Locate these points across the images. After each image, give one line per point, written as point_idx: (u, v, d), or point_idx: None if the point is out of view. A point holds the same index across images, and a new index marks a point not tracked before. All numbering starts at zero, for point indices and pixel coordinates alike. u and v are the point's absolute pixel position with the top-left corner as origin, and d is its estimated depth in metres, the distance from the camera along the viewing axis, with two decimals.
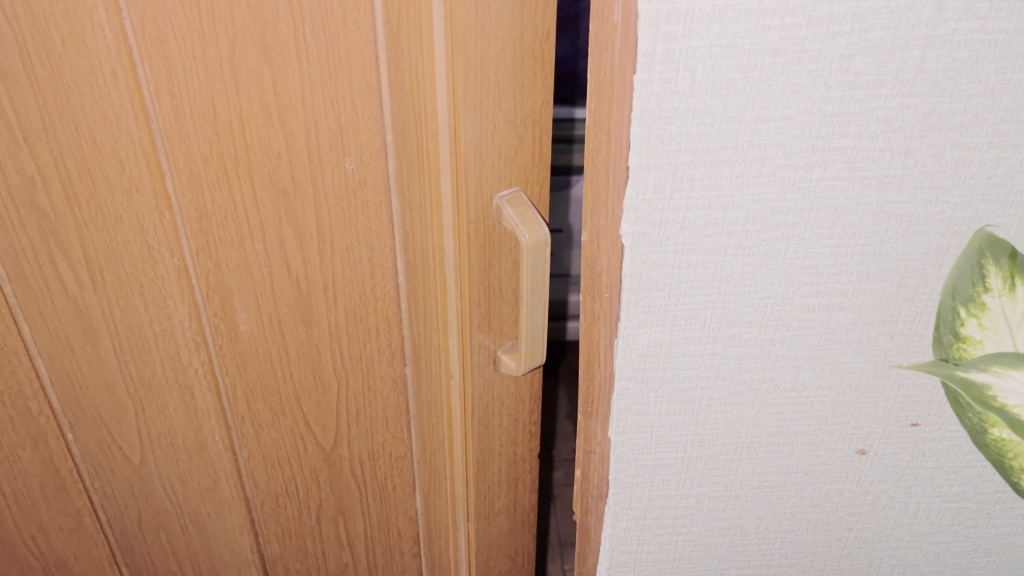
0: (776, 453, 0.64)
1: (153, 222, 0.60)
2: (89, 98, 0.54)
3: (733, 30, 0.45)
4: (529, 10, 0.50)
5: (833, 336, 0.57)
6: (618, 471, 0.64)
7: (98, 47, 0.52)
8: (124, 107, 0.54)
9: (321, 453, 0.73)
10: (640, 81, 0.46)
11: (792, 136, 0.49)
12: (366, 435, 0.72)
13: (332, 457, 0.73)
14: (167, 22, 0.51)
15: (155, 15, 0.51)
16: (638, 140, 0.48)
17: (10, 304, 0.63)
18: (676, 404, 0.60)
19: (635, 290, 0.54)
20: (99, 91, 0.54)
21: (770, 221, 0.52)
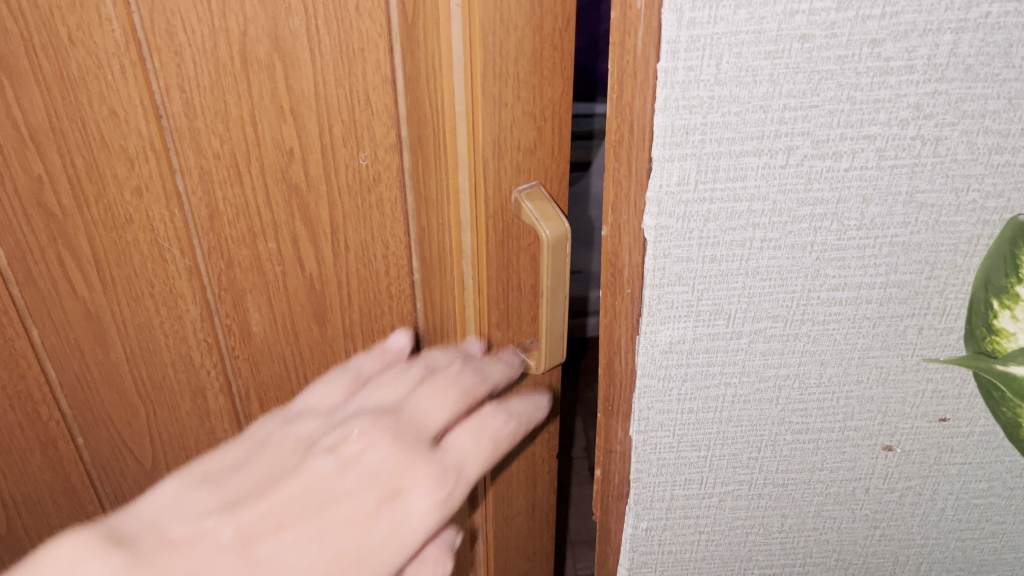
0: (801, 451, 0.63)
1: (163, 221, 0.59)
2: (96, 95, 0.53)
3: (759, 15, 0.43)
4: None
5: (861, 330, 0.56)
6: (639, 470, 0.63)
7: (106, 42, 0.51)
8: (132, 104, 0.53)
9: None
10: (664, 69, 0.45)
11: (821, 124, 0.47)
12: None
13: None
14: (177, 14, 0.50)
15: (165, 8, 0.49)
16: (661, 131, 0.47)
17: (19, 306, 0.63)
18: (699, 401, 0.59)
19: (657, 284, 0.53)
20: (106, 88, 0.52)
21: (796, 213, 0.50)
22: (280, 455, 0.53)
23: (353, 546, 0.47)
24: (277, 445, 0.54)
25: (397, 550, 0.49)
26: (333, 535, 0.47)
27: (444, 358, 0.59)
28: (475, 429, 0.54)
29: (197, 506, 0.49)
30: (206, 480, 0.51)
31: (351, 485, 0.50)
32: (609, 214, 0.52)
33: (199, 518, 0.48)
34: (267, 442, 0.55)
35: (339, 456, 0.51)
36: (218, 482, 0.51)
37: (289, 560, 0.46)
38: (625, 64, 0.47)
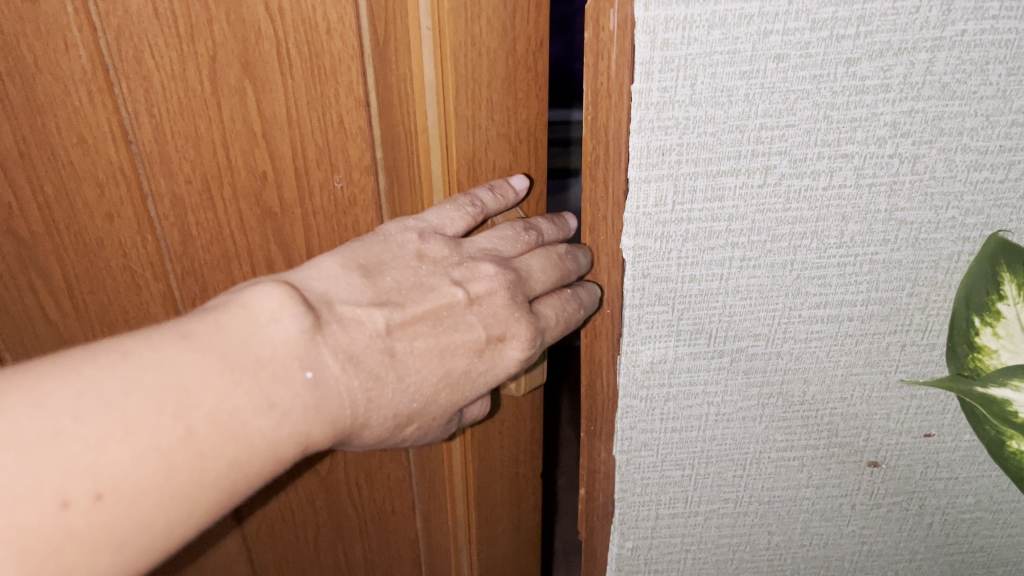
0: (785, 468, 0.62)
1: (136, 247, 0.60)
2: (66, 121, 0.54)
3: (733, 36, 0.43)
4: (521, 19, 0.48)
5: (843, 348, 0.56)
6: (623, 490, 0.62)
7: (73, 67, 0.51)
8: (101, 130, 0.54)
9: (317, 476, 0.73)
10: (639, 90, 0.45)
11: (798, 143, 0.47)
12: (363, 459, 0.70)
13: (328, 481, 0.73)
14: (142, 40, 0.50)
15: (130, 35, 0.50)
16: (637, 152, 0.47)
17: None
18: (683, 421, 0.59)
19: (638, 304, 0.53)
20: (76, 115, 0.53)
21: (775, 232, 0.50)
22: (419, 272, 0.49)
23: (462, 371, 0.49)
24: (408, 249, 0.50)
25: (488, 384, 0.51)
26: (447, 361, 0.48)
27: (550, 229, 0.54)
28: (558, 305, 0.52)
29: (355, 285, 0.47)
30: (362, 263, 0.48)
31: (473, 320, 0.49)
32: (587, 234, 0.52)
33: (361, 300, 0.46)
34: (401, 243, 0.50)
35: (469, 289, 0.48)
36: (372, 270, 0.48)
37: (410, 378, 0.47)
38: (599, 85, 0.46)
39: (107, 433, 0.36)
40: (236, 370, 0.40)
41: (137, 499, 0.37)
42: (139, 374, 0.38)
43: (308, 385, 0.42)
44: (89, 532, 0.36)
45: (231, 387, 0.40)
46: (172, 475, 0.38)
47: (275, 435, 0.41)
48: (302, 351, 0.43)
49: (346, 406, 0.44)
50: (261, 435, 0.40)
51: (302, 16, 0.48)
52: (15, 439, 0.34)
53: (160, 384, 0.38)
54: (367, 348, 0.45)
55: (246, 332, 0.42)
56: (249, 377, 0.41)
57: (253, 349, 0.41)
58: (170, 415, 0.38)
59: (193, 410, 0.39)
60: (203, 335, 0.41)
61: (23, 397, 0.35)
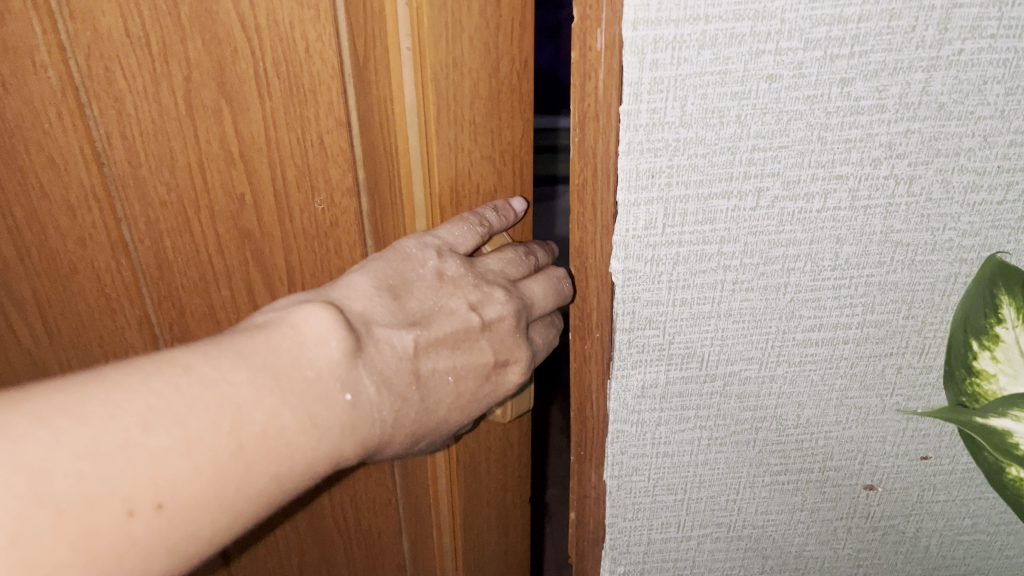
0: (779, 492, 0.61)
1: (110, 271, 0.58)
2: (34, 143, 0.52)
3: (724, 56, 0.42)
4: (504, 39, 0.47)
5: (838, 371, 0.54)
6: (615, 515, 0.61)
7: (41, 88, 0.50)
8: (71, 152, 0.53)
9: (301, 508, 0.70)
10: (627, 111, 0.43)
11: (791, 165, 0.46)
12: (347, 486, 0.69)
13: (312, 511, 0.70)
14: (114, 58, 0.48)
15: (102, 53, 0.48)
16: (626, 175, 0.45)
17: None
18: (674, 446, 0.57)
19: (628, 329, 0.51)
20: (45, 136, 0.52)
21: (768, 254, 0.49)
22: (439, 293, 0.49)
23: (472, 393, 0.50)
24: (426, 269, 0.49)
25: (490, 403, 0.52)
26: (460, 384, 0.49)
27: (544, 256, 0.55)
28: (544, 332, 0.55)
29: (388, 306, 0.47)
30: (392, 282, 0.48)
31: (482, 343, 0.49)
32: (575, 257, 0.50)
33: (394, 322, 0.46)
34: (421, 263, 0.49)
35: (483, 314, 0.49)
36: (400, 290, 0.48)
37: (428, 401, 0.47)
38: (587, 106, 0.44)
39: (170, 446, 0.36)
40: (286, 389, 0.40)
41: (192, 511, 0.36)
42: (196, 390, 0.37)
43: (346, 407, 0.42)
44: (148, 543, 0.35)
45: (281, 406, 0.40)
46: (224, 491, 0.37)
47: (317, 454, 0.41)
48: (343, 371, 0.42)
49: (379, 425, 0.44)
50: (301, 455, 0.40)
51: (281, 38, 0.48)
52: (83, 450, 0.34)
53: (217, 400, 0.38)
54: (397, 369, 0.45)
55: (292, 352, 0.41)
56: (297, 396, 0.40)
57: (301, 369, 0.41)
58: (225, 431, 0.37)
59: (244, 430, 0.38)
60: (253, 353, 0.40)
61: (86, 410, 0.35)
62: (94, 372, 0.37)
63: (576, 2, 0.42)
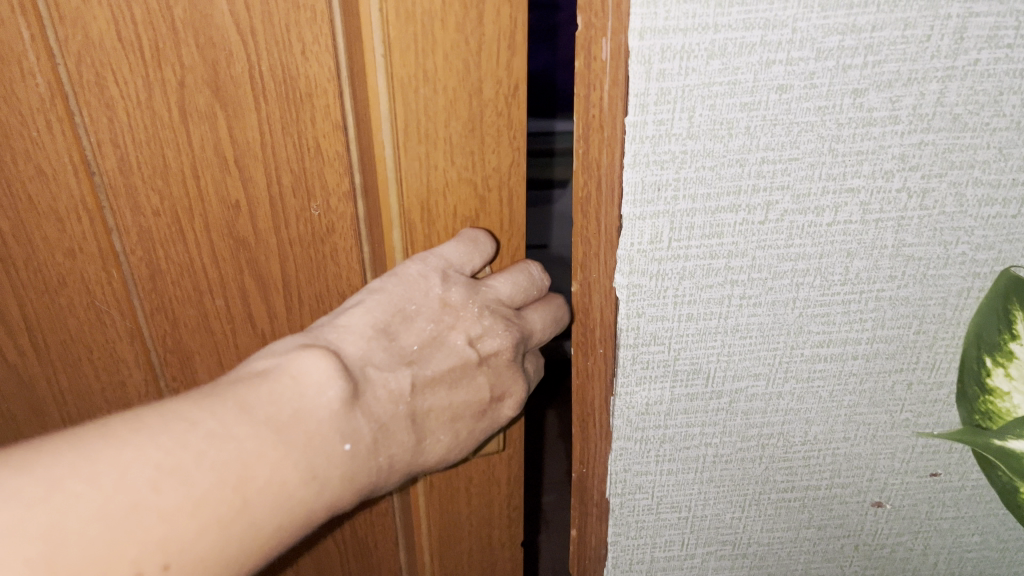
0: (786, 509, 0.60)
1: (100, 282, 0.57)
2: (21, 153, 0.51)
3: (733, 66, 0.40)
4: (485, 58, 0.47)
5: (847, 387, 0.53)
6: (617, 533, 0.60)
7: (30, 96, 0.49)
8: (62, 161, 0.51)
9: None
10: (633, 123, 0.42)
11: (801, 177, 0.44)
12: None
13: None
14: (105, 63, 0.47)
15: (92, 59, 0.47)
16: (631, 188, 0.44)
17: None
18: (679, 463, 0.56)
19: (632, 345, 0.50)
20: (34, 146, 0.51)
21: (777, 269, 0.47)
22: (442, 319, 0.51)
23: (462, 429, 0.52)
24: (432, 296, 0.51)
25: (477, 436, 0.54)
26: (455, 420, 0.52)
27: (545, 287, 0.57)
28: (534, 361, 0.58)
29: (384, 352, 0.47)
30: (387, 322, 0.49)
31: (479, 379, 0.52)
32: (578, 272, 0.48)
33: (390, 364, 0.48)
34: (426, 289, 0.51)
35: (480, 350, 0.51)
36: (395, 331, 0.49)
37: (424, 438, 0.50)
38: (591, 117, 0.43)
39: (179, 505, 0.36)
40: (290, 442, 0.40)
41: (201, 568, 0.36)
42: (201, 445, 0.37)
43: (346, 456, 0.43)
44: None
45: (285, 460, 0.40)
46: (230, 547, 0.37)
47: (317, 504, 0.41)
48: (339, 421, 0.43)
49: (374, 470, 0.45)
50: (302, 506, 0.40)
51: (278, 42, 0.47)
52: (95, 512, 0.34)
53: (222, 456, 0.38)
54: (395, 412, 0.47)
55: (293, 404, 0.41)
56: (299, 448, 0.40)
57: (302, 421, 0.41)
58: (230, 486, 0.37)
59: (250, 484, 0.38)
60: (255, 405, 0.40)
61: (93, 470, 0.34)
62: (99, 428, 0.36)
63: (581, 10, 0.40)
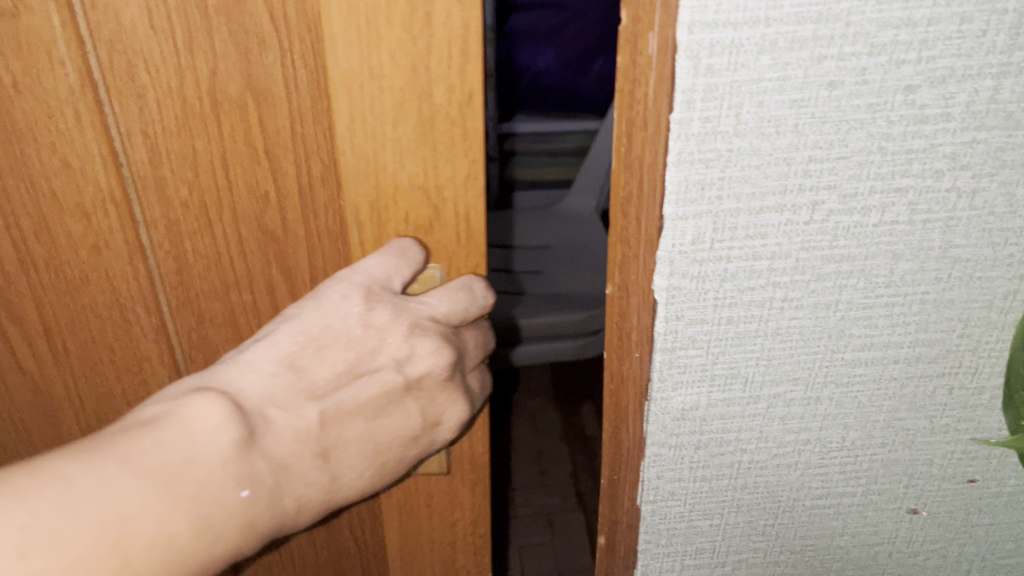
0: (820, 516, 0.58)
1: (125, 279, 0.56)
2: (45, 146, 0.50)
3: (783, 61, 0.39)
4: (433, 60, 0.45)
5: (887, 392, 0.52)
6: (648, 541, 0.59)
7: (58, 86, 0.48)
8: (89, 152, 0.50)
9: None
10: (679, 120, 0.40)
11: (848, 176, 0.43)
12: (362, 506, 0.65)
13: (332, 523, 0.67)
14: (137, 51, 0.47)
15: (122, 46, 0.47)
16: (674, 187, 0.42)
17: None
18: (713, 469, 0.55)
19: (669, 348, 0.48)
20: (59, 139, 0.50)
21: (820, 270, 0.46)
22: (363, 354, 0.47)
23: (390, 458, 0.49)
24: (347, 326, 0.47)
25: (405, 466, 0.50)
26: (381, 452, 0.48)
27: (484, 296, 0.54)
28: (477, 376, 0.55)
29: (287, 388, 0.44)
30: (295, 354, 0.45)
31: (408, 405, 0.49)
32: (616, 274, 0.47)
33: (295, 403, 0.44)
34: (345, 313, 0.47)
35: (408, 374, 0.48)
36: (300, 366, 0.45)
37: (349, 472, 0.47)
38: (633, 114, 0.41)
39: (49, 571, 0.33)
40: (178, 493, 0.37)
41: None
42: (77, 503, 0.34)
43: (243, 503, 0.40)
44: None
45: (173, 512, 0.37)
46: None
47: (214, 554, 0.38)
48: (237, 467, 0.40)
49: (277, 513, 0.42)
50: (194, 559, 0.38)
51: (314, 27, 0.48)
52: None
53: (99, 513, 0.35)
54: (301, 450, 0.43)
55: (184, 450, 0.38)
56: (190, 499, 0.37)
57: (192, 467, 0.38)
58: (107, 544, 0.35)
59: (130, 542, 0.35)
60: (141, 456, 0.37)
61: None
62: None
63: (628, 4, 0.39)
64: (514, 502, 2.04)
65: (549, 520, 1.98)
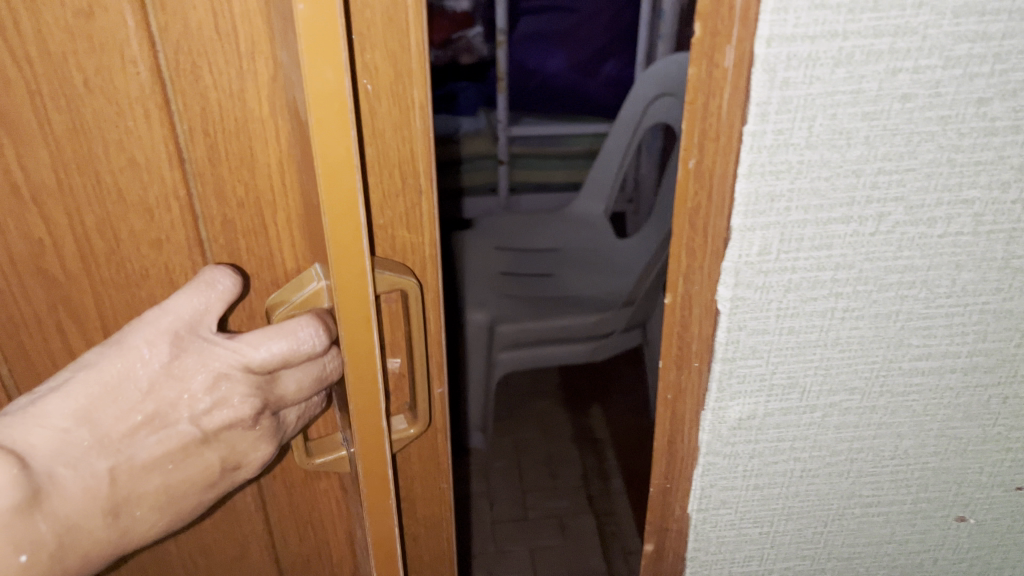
0: (868, 524, 0.58)
1: (186, 271, 0.56)
2: (114, 144, 0.50)
3: (859, 74, 0.39)
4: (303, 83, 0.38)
5: (942, 401, 0.52)
6: (696, 549, 0.59)
7: (129, 86, 0.48)
8: (156, 151, 0.51)
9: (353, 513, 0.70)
10: (752, 133, 0.41)
11: (916, 188, 0.43)
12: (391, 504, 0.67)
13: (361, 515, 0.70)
14: (202, 54, 0.47)
15: (190, 49, 0.47)
16: (743, 199, 0.43)
17: (9, 390, 0.59)
18: (766, 478, 0.55)
19: (729, 358, 0.49)
20: (128, 137, 0.50)
21: (883, 281, 0.46)
22: (216, 375, 0.47)
23: (187, 503, 0.49)
24: (155, 366, 0.46)
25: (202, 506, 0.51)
26: (173, 501, 0.48)
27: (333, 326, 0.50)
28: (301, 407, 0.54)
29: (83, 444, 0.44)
30: (90, 408, 0.45)
31: (207, 454, 0.49)
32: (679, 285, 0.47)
33: (86, 457, 0.44)
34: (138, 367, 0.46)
35: (203, 428, 0.48)
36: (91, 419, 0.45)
37: (239, 454, 0.50)
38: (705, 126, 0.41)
39: None
40: None
41: None
42: None
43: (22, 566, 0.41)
44: None
45: None
46: None
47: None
48: (17, 531, 0.41)
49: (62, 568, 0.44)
50: None
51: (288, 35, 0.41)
52: None
53: None
54: (89, 507, 0.44)
55: None
56: None
57: None
58: None
59: None
60: None
61: None
62: None
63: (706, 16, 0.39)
64: (525, 505, 2.04)
65: (561, 523, 1.99)
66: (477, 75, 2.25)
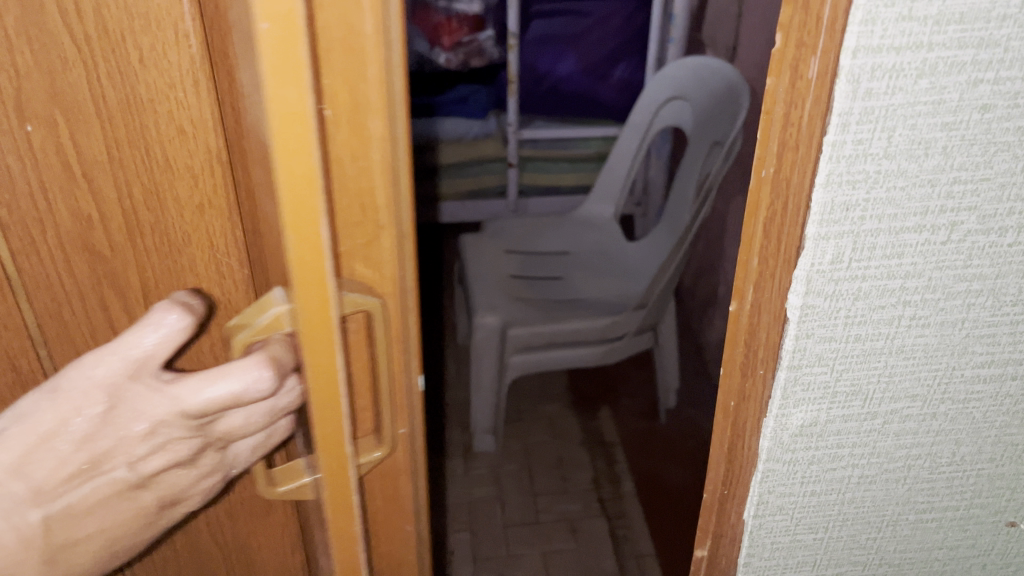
0: (922, 530, 0.59)
1: (225, 239, 0.54)
2: (166, 116, 0.49)
3: (941, 85, 0.40)
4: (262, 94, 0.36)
5: (1001, 409, 0.52)
6: (750, 555, 0.59)
7: (181, 59, 0.47)
8: (203, 119, 0.49)
9: None
10: (832, 142, 0.41)
11: (990, 198, 0.43)
12: None
13: None
14: None
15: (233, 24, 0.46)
16: (819, 208, 0.43)
17: (49, 364, 0.56)
18: (824, 484, 0.55)
19: (795, 366, 0.49)
20: (178, 109, 0.49)
21: (951, 289, 0.47)
22: (153, 423, 0.45)
23: (127, 537, 0.49)
24: (87, 416, 0.44)
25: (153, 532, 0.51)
26: (110, 532, 0.48)
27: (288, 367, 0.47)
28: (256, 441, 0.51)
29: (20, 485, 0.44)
30: (22, 459, 0.43)
31: (144, 493, 0.48)
32: (748, 291, 0.47)
33: (20, 500, 0.44)
34: (78, 407, 0.44)
35: (138, 473, 0.47)
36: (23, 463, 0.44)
37: (177, 490, 0.50)
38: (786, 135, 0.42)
39: None
40: None
41: None
42: None
43: None
44: None
45: None
46: None
47: None
48: None
49: None
50: None
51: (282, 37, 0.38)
52: None
53: None
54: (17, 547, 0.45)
55: None
56: None
57: None
58: None
59: None
60: None
61: None
62: None
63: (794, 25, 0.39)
64: (536, 508, 2.04)
65: (573, 527, 1.99)
66: (484, 76, 2.28)
